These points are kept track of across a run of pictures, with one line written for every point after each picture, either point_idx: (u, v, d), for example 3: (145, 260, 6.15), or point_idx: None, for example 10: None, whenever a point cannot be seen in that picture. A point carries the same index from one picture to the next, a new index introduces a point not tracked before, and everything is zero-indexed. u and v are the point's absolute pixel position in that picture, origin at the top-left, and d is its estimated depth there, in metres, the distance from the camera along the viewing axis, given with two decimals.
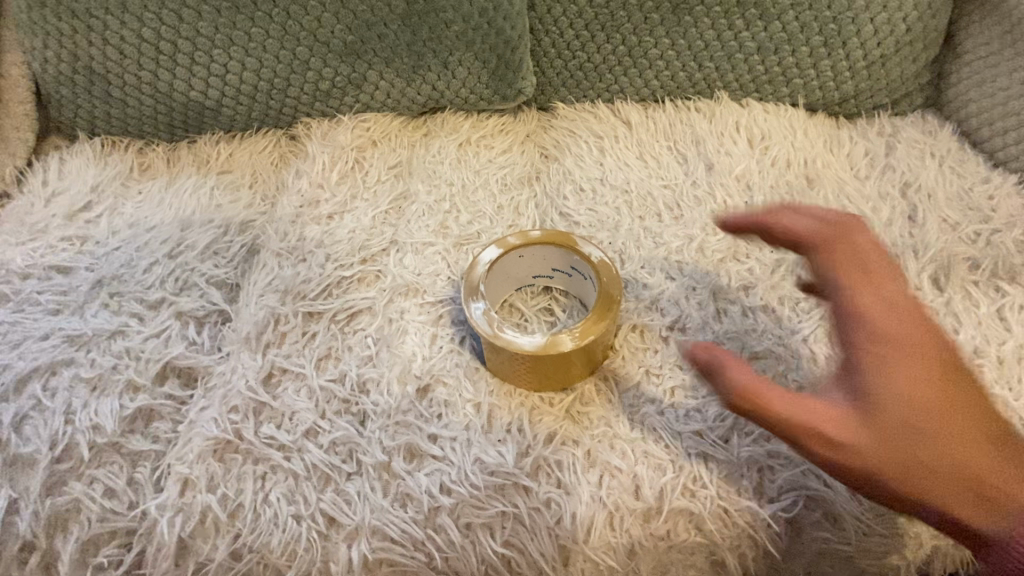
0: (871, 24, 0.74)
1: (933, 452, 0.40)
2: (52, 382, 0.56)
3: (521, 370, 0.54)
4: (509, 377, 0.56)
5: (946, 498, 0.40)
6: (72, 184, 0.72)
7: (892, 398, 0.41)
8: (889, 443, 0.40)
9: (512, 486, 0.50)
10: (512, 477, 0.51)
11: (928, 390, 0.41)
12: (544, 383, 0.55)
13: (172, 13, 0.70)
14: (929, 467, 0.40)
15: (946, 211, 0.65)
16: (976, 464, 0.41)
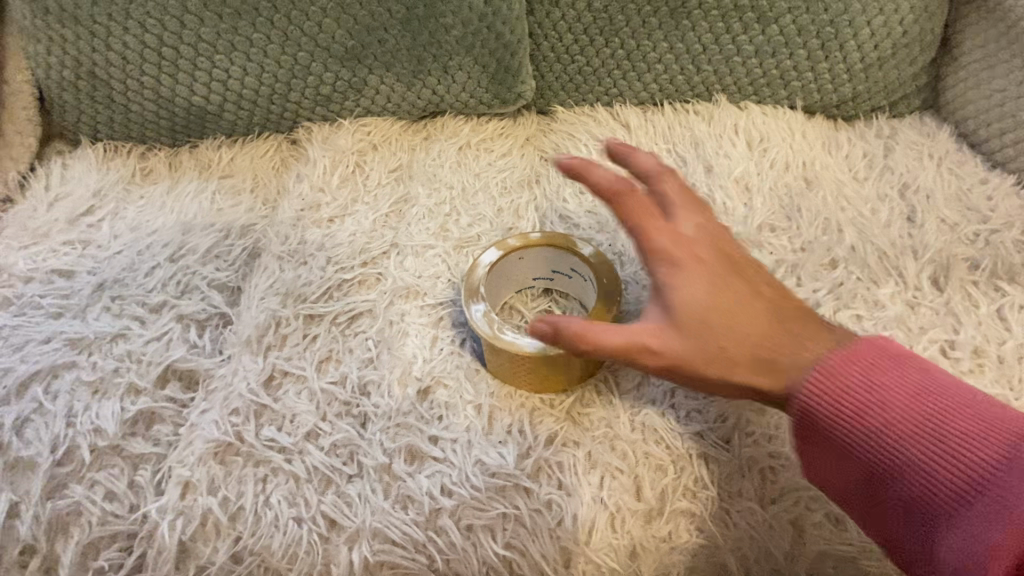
0: (868, 27, 0.75)
1: (729, 342, 0.45)
2: (53, 385, 0.56)
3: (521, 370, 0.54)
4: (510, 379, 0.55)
5: (754, 378, 0.46)
6: (74, 188, 0.72)
7: (693, 302, 0.45)
8: (698, 345, 0.45)
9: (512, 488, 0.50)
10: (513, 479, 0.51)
11: (720, 290, 0.47)
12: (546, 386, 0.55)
13: (174, 20, 0.70)
14: (732, 357, 0.45)
15: (945, 212, 0.65)
16: (767, 342, 0.46)
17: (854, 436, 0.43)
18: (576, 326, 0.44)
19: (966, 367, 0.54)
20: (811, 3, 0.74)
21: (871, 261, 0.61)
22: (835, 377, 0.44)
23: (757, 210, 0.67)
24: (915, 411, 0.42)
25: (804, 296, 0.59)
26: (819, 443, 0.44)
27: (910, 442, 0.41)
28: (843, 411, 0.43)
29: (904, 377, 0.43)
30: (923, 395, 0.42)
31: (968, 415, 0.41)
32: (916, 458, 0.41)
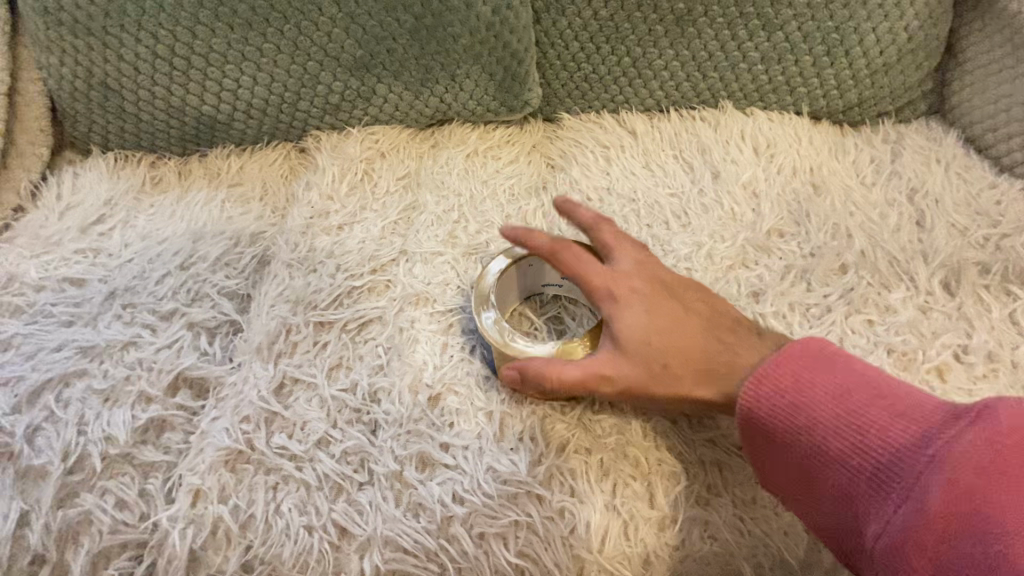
0: (873, 34, 0.75)
1: (669, 359, 0.51)
2: (65, 394, 0.56)
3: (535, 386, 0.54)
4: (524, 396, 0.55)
5: (698, 389, 0.51)
6: (85, 198, 0.73)
7: (631, 329, 0.51)
8: (641, 367, 0.51)
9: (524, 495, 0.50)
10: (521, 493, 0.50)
11: (654, 314, 0.52)
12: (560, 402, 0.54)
13: (185, 30, 0.71)
14: (676, 373, 0.51)
15: (954, 216, 0.65)
16: (705, 353, 0.51)
17: (782, 429, 0.46)
18: (533, 369, 0.51)
19: (980, 372, 0.53)
20: (816, 11, 0.74)
21: (881, 265, 0.61)
22: (761, 377, 0.48)
23: (766, 215, 0.67)
24: (835, 403, 0.45)
25: (814, 301, 0.59)
26: (755, 440, 0.48)
27: (832, 432, 0.45)
28: (770, 406, 0.47)
29: (825, 373, 0.47)
30: (843, 389, 0.46)
31: (886, 405, 0.44)
32: (839, 448, 0.44)
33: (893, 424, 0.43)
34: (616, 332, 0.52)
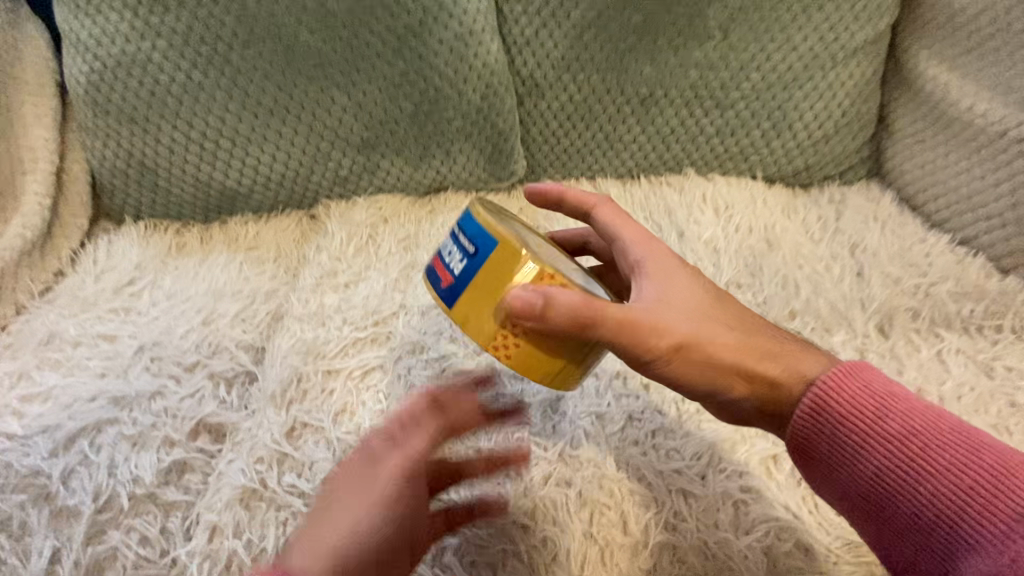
0: (811, 111, 0.87)
1: (722, 329, 0.53)
2: (98, 439, 0.62)
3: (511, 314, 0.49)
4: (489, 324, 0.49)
5: (743, 360, 0.53)
6: (119, 262, 0.81)
7: (682, 293, 0.54)
8: (699, 329, 0.52)
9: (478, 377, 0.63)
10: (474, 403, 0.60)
11: (707, 290, 0.56)
12: (530, 353, 0.50)
13: (216, 118, 0.81)
14: (729, 344, 0.53)
15: (888, 268, 0.73)
16: (741, 325, 0.55)
17: (858, 452, 0.48)
18: (582, 295, 0.48)
19: None
20: (760, 93, 0.86)
21: (823, 312, 0.69)
22: (834, 389, 0.50)
23: (724, 268, 0.75)
24: (913, 427, 0.47)
25: None
26: (823, 453, 0.50)
27: (908, 455, 0.47)
28: (846, 424, 0.49)
29: (896, 395, 0.49)
30: (918, 412, 0.48)
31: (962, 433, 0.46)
32: (915, 471, 0.46)
33: (972, 455, 0.45)
34: (664, 294, 0.54)
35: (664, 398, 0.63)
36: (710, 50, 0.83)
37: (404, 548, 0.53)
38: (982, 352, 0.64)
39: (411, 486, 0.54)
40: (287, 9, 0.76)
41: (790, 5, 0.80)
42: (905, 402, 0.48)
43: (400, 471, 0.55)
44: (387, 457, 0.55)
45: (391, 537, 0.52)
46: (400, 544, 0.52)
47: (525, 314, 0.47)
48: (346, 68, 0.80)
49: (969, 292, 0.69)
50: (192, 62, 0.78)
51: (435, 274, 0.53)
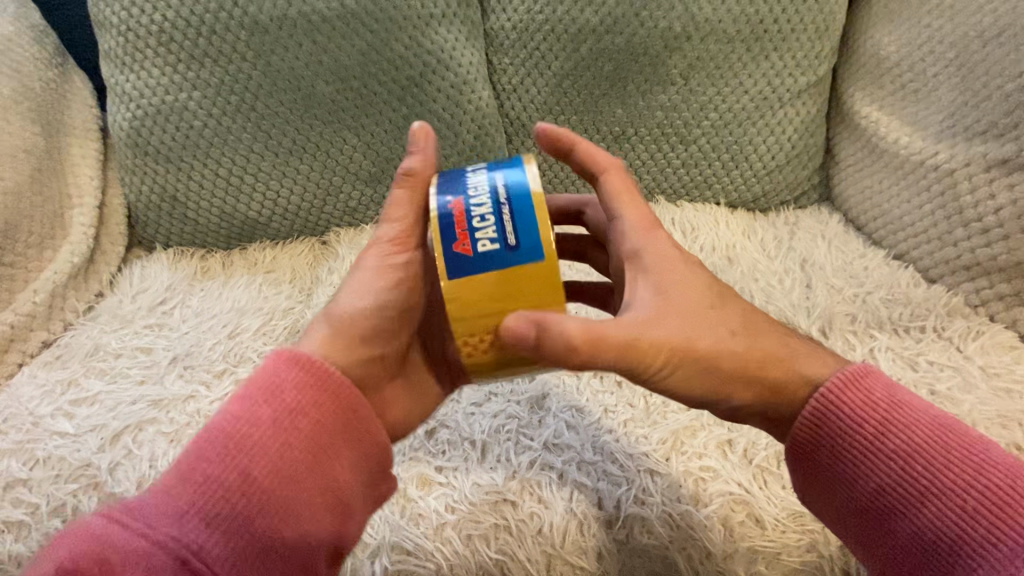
0: (765, 145, 0.97)
1: (720, 338, 0.52)
2: (139, 436, 0.71)
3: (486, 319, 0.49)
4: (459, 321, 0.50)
5: (738, 367, 0.53)
6: (152, 284, 0.91)
7: (677, 302, 0.52)
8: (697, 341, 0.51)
9: (425, 134, 0.59)
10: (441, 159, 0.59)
11: (702, 294, 0.53)
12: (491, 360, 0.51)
13: (241, 157, 0.92)
14: (725, 357, 0.52)
15: (832, 280, 0.84)
16: (736, 328, 0.54)
17: (861, 469, 0.52)
18: (579, 324, 0.45)
19: None
20: (718, 130, 0.96)
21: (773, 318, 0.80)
22: (840, 400, 0.54)
23: None
24: (916, 443, 0.51)
25: None
26: (822, 460, 0.54)
27: (909, 470, 0.51)
28: (849, 436, 0.53)
29: (901, 408, 0.53)
30: (921, 426, 0.52)
31: (964, 451, 0.50)
32: (912, 484, 0.50)
33: (972, 470, 0.49)
34: (657, 300, 0.52)
35: (635, 393, 0.73)
36: (674, 93, 0.94)
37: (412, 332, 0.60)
38: (908, 349, 0.76)
39: (407, 230, 0.57)
40: (305, 64, 0.88)
41: (740, 55, 0.92)
42: (911, 417, 0.52)
43: (400, 242, 0.57)
44: (388, 238, 0.57)
45: (401, 312, 0.57)
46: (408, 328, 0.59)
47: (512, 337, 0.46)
48: (356, 113, 0.92)
49: (899, 299, 0.80)
50: (222, 109, 0.89)
51: (452, 220, 0.50)
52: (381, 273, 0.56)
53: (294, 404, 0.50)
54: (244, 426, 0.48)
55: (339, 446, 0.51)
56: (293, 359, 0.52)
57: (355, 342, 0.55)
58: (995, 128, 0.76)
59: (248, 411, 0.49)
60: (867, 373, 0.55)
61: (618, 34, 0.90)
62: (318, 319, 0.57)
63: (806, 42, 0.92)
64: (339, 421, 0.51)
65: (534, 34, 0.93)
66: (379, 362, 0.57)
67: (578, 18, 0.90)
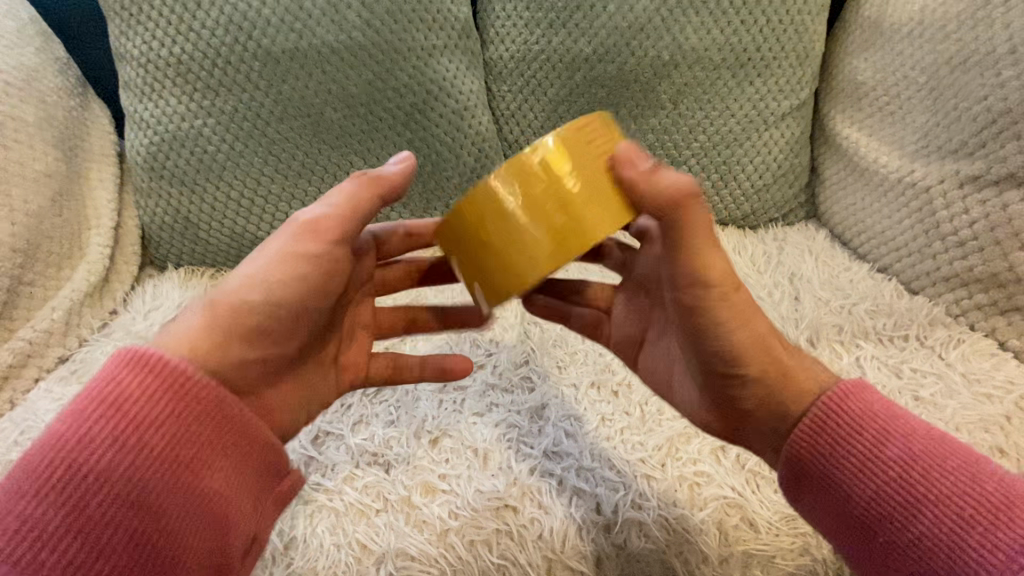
0: (752, 165, 1.02)
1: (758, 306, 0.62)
2: None
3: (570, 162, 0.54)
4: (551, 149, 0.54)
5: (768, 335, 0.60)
6: (163, 302, 0.94)
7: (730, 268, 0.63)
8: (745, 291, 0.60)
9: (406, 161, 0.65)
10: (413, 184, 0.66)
11: None
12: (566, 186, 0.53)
13: (252, 180, 0.96)
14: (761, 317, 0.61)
15: (819, 293, 0.88)
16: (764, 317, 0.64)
17: (854, 478, 0.53)
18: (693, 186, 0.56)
19: None
20: (707, 151, 1.01)
21: None
22: (835, 408, 0.56)
23: None
24: (910, 451, 0.52)
25: None
26: (821, 468, 0.55)
27: (904, 477, 0.52)
28: (847, 444, 0.54)
29: (897, 419, 0.55)
30: (918, 437, 0.53)
31: (957, 461, 0.51)
32: (909, 492, 0.51)
33: (966, 478, 0.50)
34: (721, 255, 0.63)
35: (631, 401, 0.76)
36: (663, 117, 0.99)
37: (301, 332, 0.63)
38: (892, 357, 0.79)
39: (329, 223, 0.61)
40: (315, 93, 0.93)
41: (726, 81, 0.97)
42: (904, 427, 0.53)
43: (318, 241, 0.60)
44: (309, 223, 0.61)
45: (291, 316, 0.60)
46: (302, 326, 0.62)
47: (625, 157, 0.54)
48: (362, 137, 0.97)
49: (883, 309, 0.84)
50: (235, 135, 0.94)
51: None
52: (290, 260, 0.59)
53: (147, 420, 0.49)
54: (81, 453, 0.47)
55: (211, 453, 0.52)
56: (141, 365, 0.50)
57: (239, 336, 0.57)
58: (965, 148, 0.81)
59: (82, 434, 0.47)
60: (859, 389, 0.57)
61: (610, 62, 0.96)
62: (202, 303, 0.58)
63: (788, 68, 0.97)
64: (208, 428, 0.52)
65: (530, 63, 0.99)
66: (262, 362, 0.59)
67: (571, 48, 0.96)
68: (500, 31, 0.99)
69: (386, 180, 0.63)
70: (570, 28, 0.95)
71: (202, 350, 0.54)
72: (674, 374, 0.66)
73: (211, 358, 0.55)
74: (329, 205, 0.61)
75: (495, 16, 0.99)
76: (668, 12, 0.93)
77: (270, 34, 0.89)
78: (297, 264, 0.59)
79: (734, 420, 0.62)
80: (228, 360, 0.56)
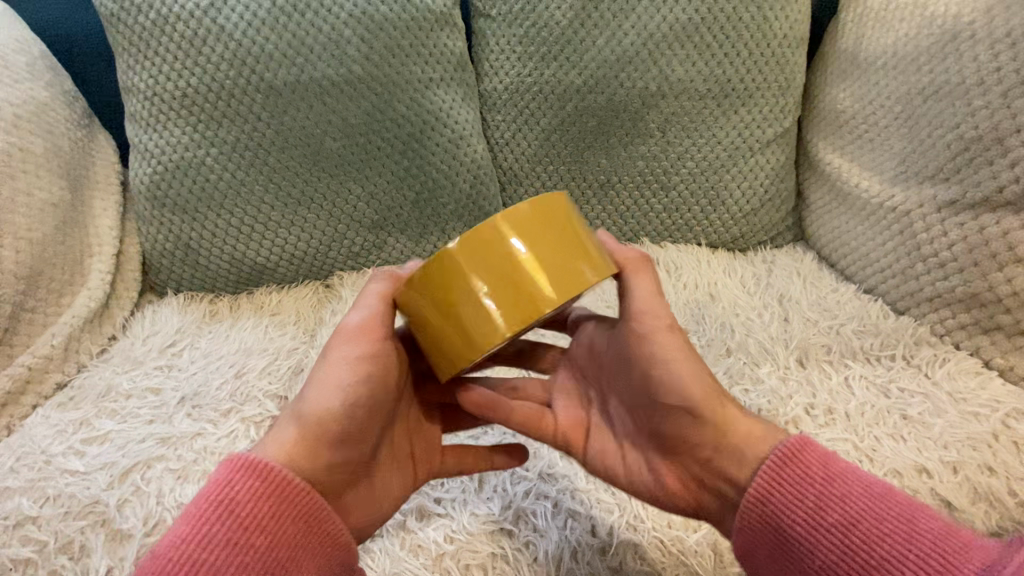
0: (740, 190, 1.05)
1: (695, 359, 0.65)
2: (148, 473, 0.75)
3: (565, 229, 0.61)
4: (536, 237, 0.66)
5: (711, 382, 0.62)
6: (161, 327, 0.95)
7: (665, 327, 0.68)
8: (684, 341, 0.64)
9: None
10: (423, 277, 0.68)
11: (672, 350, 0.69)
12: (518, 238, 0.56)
13: (252, 208, 0.98)
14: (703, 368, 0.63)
15: (807, 313, 0.91)
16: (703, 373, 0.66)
17: (800, 544, 0.53)
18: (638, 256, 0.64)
19: (822, 421, 0.77)
20: (695, 177, 1.04)
21: (752, 349, 0.85)
22: (777, 473, 0.55)
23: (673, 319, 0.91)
24: (850, 514, 0.51)
25: None
26: (773, 536, 0.55)
27: (843, 542, 0.51)
28: (791, 512, 0.54)
29: (835, 479, 0.54)
30: (855, 498, 0.52)
31: (901, 522, 0.50)
32: (853, 560, 0.50)
33: (909, 541, 0.49)
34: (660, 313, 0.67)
35: None
36: (652, 145, 1.03)
37: (376, 429, 0.62)
38: (881, 377, 0.81)
39: (375, 320, 0.61)
40: (315, 123, 0.96)
41: (711, 110, 1.01)
42: (843, 489, 0.53)
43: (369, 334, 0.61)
44: (354, 327, 0.61)
45: (368, 414, 0.60)
46: (377, 420, 0.62)
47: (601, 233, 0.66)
48: (361, 166, 1.00)
49: (870, 329, 0.86)
50: (237, 164, 0.96)
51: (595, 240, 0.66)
52: (355, 365, 0.59)
53: (252, 519, 0.52)
54: (195, 552, 0.50)
55: (299, 551, 0.54)
56: (249, 467, 0.54)
57: (317, 445, 0.58)
58: (942, 173, 0.84)
59: (199, 532, 0.51)
60: (804, 447, 0.56)
61: (600, 93, 0.99)
62: (289, 416, 0.60)
63: (771, 98, 1.01)
64: (299, 528, 0.55)
65: (523, 94, 1.02)
66: (343, 466, 0.60)
67: (563, 80, 0.99)
68: (495, 65, 1.03)
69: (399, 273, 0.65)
70: (561, 61, 0.99)
71: (299, 464, 0.57)
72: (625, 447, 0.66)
73: (296, 468, 0.57)
74: (364, 307, 0.62)
75: (489, 51, 1.03)
76: (655, 45, 0.97)
77: (273, 68, 0.92)
78: (364, 366, 0.60)
79: (694, 480, 0.61)
80: (310, 471, 0.57)
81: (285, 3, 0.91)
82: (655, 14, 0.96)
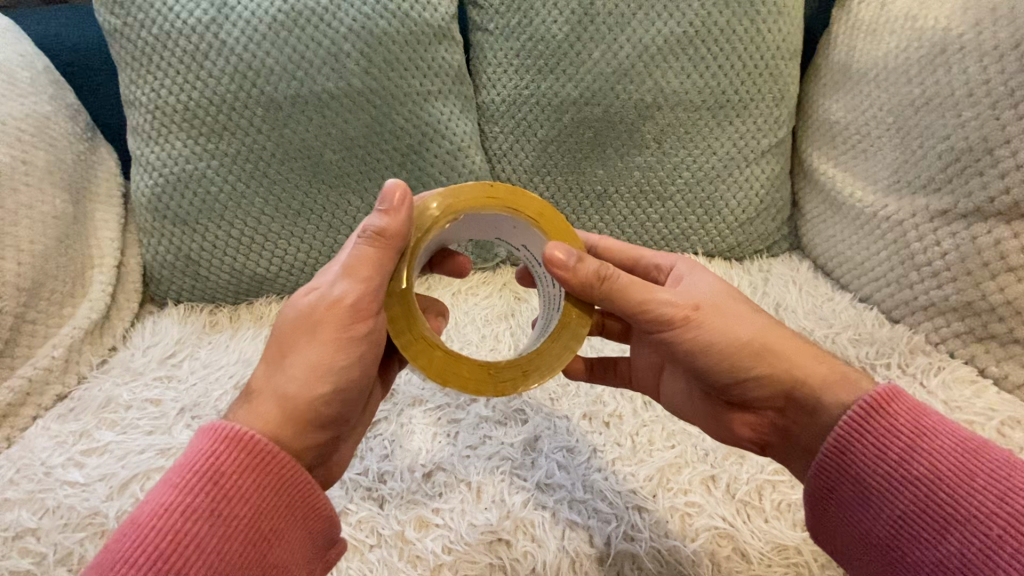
0: (735, 200, 1.06)
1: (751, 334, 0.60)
2: (148, 484, 0.76)
3: (534, 215, 0.57)
4: (435, 207, 0.54)
5: (756, 349, 0.60)
6: (161, 338, 0.96)
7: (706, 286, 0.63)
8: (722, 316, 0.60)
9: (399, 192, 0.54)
10: (417, 228, 0.55)
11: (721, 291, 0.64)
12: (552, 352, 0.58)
13: (252, 219, 0.99)
14: (752, 344, 0.60)
15: (803, 322, 0.93)
16: (761, 323, 0.62)
17: (879, 495, 0.54)
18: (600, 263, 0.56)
19: None
20: (691, 187, 1.05)
21: None
22: (860, 427, 0.56)
23: None
24: (939, 468, 0.52)
25: None
26: (845, 483, 0.56)
27: (928, 491, 0.51)
28: (873, 463, 0.54)
29: (926, 434, 0.54)
30: (946, 452, 0.52)
31: (989, 476, 0.50)
32: (939, 511, 0.51)
33: (998, 493, 0.49)
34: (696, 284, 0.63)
35: (622, 432, 0.77)
36: (649, 155, 1.04)
37: (355, 409, 0.62)
38: None
39: (360, 299, 0.55)
40: (315, 136, 0.97)
41: (707, 121, 1.02)
42: (933, 444, 0.53)
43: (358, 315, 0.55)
44: (343, 305, 0.55)
45: (355, 391, 0.59)
46: (358, 400, 0.61)
47: (559, 264, 0.54)
48: (360, 178, 1.01)
49: (865, 338, 0.89)
50: (237, 176, 0.97)
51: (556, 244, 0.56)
52: (341, 346, 0.56)
53: (236, 491, 0.50)
54: (175, 522, 0.48)
55: (283, 526, 0.52)
56: (233, 438, 0.52)
57: (303, 425, 0.56)
58: (933, 183, 0.85)
59: (177, 502, 0.49)
60: (892, 402, 0.56)
61: (596, 105, 1.01)
62: (267, 394, 0.56)
63: (765, 109, 1.02)
64: (283, 502, 0.53)
65: (521, 106, 1.04)
66: (320, 447, 0.59)
67: (559, 92, 1.01)
68: (492, 77, 1.05)
69: (398, 242, 0.54)
70: (558, 74, 1.00)
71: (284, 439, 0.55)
72: (699, 411, 0.68)
73: (281, 441, 0.55)
74: (353, 277, 0.55)
75: (487, 63, 1.05)
76: (649, 58, 0.98)
77: (273, 81, 0.94)
78: (355, 348, 0.56)
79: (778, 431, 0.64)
80: (294, 447, 0.56)
81: (286, 18, 0.92)
82: (649, 28, 0.97)
